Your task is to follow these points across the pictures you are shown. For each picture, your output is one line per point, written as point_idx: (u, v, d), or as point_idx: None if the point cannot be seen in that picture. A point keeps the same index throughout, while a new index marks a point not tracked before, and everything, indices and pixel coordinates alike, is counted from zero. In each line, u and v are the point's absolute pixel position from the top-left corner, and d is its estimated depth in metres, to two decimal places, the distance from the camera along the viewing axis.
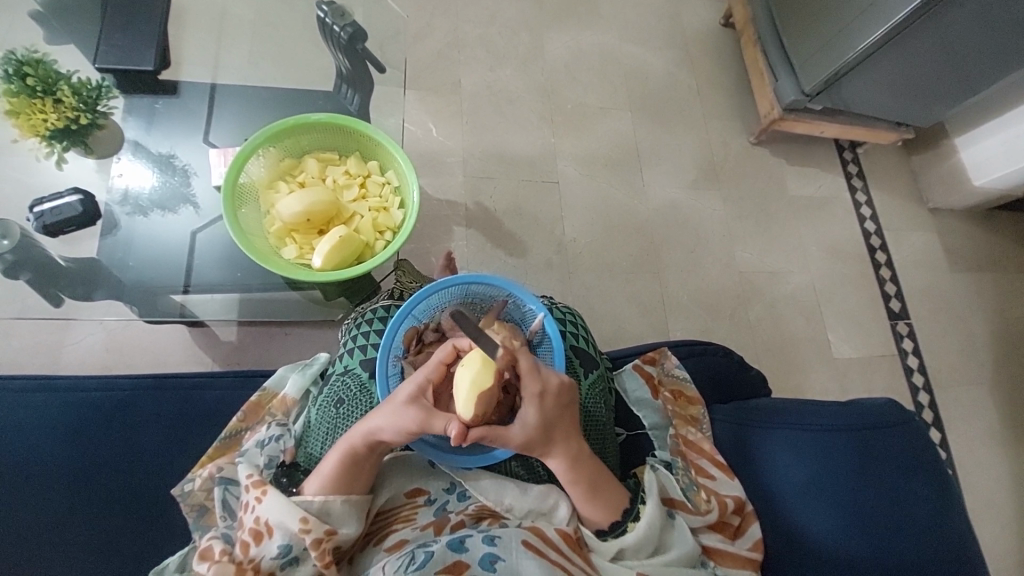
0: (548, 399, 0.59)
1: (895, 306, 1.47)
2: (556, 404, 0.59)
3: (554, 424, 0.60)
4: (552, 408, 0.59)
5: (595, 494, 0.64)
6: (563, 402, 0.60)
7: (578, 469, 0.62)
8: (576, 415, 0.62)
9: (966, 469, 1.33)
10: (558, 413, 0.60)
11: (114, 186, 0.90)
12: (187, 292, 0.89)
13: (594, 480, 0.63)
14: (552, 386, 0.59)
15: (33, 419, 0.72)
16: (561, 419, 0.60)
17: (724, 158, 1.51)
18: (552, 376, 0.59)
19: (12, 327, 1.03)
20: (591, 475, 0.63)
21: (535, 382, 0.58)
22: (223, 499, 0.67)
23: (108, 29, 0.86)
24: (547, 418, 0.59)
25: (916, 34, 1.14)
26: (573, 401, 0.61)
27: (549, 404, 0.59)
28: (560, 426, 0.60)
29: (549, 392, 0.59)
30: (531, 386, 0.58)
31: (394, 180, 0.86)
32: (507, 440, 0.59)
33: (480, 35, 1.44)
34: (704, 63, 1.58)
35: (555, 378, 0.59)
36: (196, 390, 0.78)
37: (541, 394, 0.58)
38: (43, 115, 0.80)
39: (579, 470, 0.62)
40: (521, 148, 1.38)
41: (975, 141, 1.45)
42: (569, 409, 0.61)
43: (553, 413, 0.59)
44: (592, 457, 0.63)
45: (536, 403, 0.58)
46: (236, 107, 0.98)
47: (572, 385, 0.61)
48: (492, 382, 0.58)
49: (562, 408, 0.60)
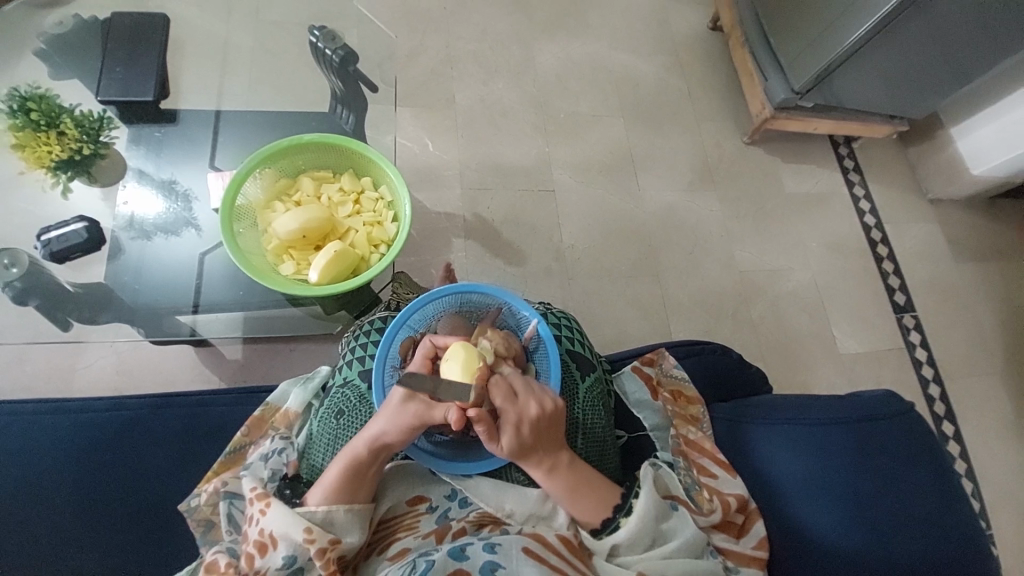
0: (524, 427, 0.61)
1: (900, 298, 1.46)
2: (533, 431, 0.61)
3: (531, 447, 0.62)
4: (529, 433, 0.61)
5: (577, 495, 0.64)
6: (542, 428, 0.62)
7: (556, 477, 0.64)
8: (558, 436, 0.64)
9: (982, 461, 1.31)
10: (536, 438, 0.62)
11: (120, 213, 0.93)
12: (197, 312, 0.92)
13: (573, 488, 0.64)
14: (529, 415, 0.61)
15: (46, 441, 0.74)
16: (539, 441, 0.62)
17: (719, 159, 1.52)
18: (532, 404, 0.61)
19: (25, 352, 1.06)
20: (569, 483, 0.64)
21: (511, 409, 0.61)
22: (228, 513, 0.68)
23: (110, 64, 0.89)
24: (523, 443, 0.61)
25: (903, 26, 1.16)
26: (555, 428, 0.63)
27: (525, 431, 0.61)
28: (537, 449, 0.62)
29: (526, 421, 0.61)
30: (507, 413, 0.60)
31: (387, 195, 0.88)
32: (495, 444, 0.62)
33: (473, 51, 1.48)
34: (694, 67, 1.60)
35: (534, 408, 0.61)
36: (200, 407, 0.80)
37: (517, 420, 0.61)
38: (48, 148, 0.83)
39: (555, 482, 0.64)
40: (517, 159, 1.40)
41: (970, 130, 1.46)
42: (549, 432, 0.63)
43: (531, 437, 0.61)
44: (572, 467, 0.64)
45: (513, 429, 0.60)
46: (235, 132, 1.01)
47: (554, 411, 0.62)
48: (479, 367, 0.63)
49: (540, 433, 0.62)
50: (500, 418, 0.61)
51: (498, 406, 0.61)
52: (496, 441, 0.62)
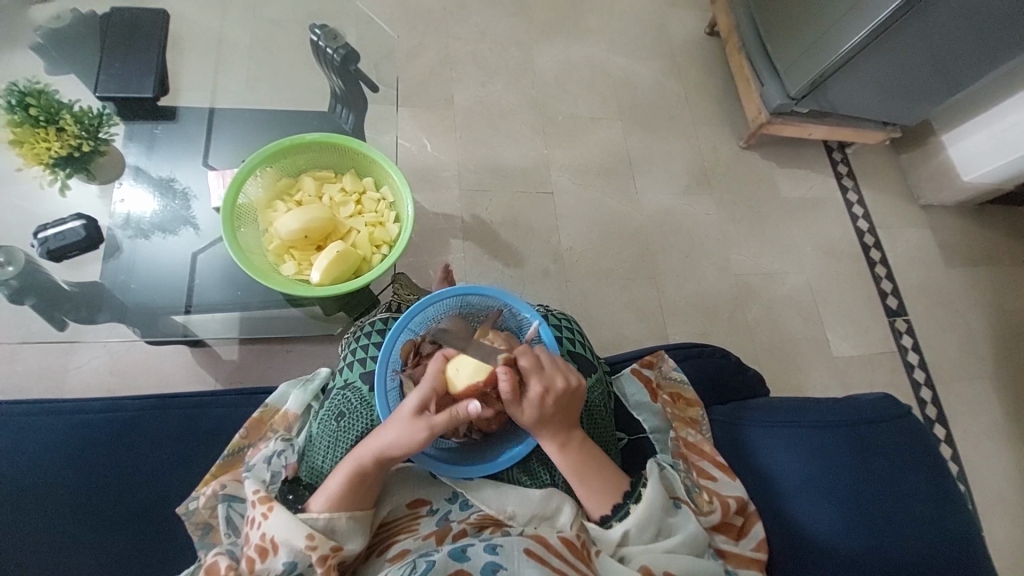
0: (549, 397, 0.63)
1: (893, 303, 1.48)
2: (555, 403, 0.64)
3: (550, 419, 0.64)
4: (550, 406, 0.64)
5: (584, 478, 0.66)
6: (563, 402, 0.64)
7: (567, 455, 0.66)
8: (574, 413, 0.66)
9: (972, 463, 1.33)
10: (556, 412, 0.64)
11: (116, 211, 0.91)
12: (189, 313, 0.91)
13: (583, 469, 0.66)
14: (557, 387, 0.64)
15: (40, 440, 0.73)
16: (557, 416, 0.65)
17: (716, 162, 1.53)
18: (558, 377, 0.64)
19: (14, 352, 1.04)
20: (579, 464, 0.66)
21: (540, 380, 0.63)
22: (227, 516, 0.67)
23: (108, 61, 0.88)
24: (543, 413, 0.64)
25: (899, 35, 1.17)
26: (572, 404, 0.66)
27: (549, 402, 0.63)
28: (555, 422, 0.65)
29: (553, 392, 0.64)
30: (535, 383, 0.63)
31: (390, 195, 0.88)
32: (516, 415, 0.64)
33: (472, 52, 1.48)
34: (691, 71, 1.62)
35: (562, 381, 0.64)
36: (199, 408, 0.79)
37: (544, 391, 0.63)
38: (46, 144, 0.81)
39: (566, 459, 0.66)
40: (515, 160, 1.40)
41: (961, 137, 1.48)
42: (567, 408, 0.65)
43: (550, 410, 0.64)
44: (583, 447, 0.67)
45: (538, 398, 0.63)
46: (234, 131, 1.01)
47: (576, 389, 0.65)
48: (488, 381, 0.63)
49: (560, 408, 0.64)
50: (525, 390, 0.63)
51: (525, 375, 0.63)
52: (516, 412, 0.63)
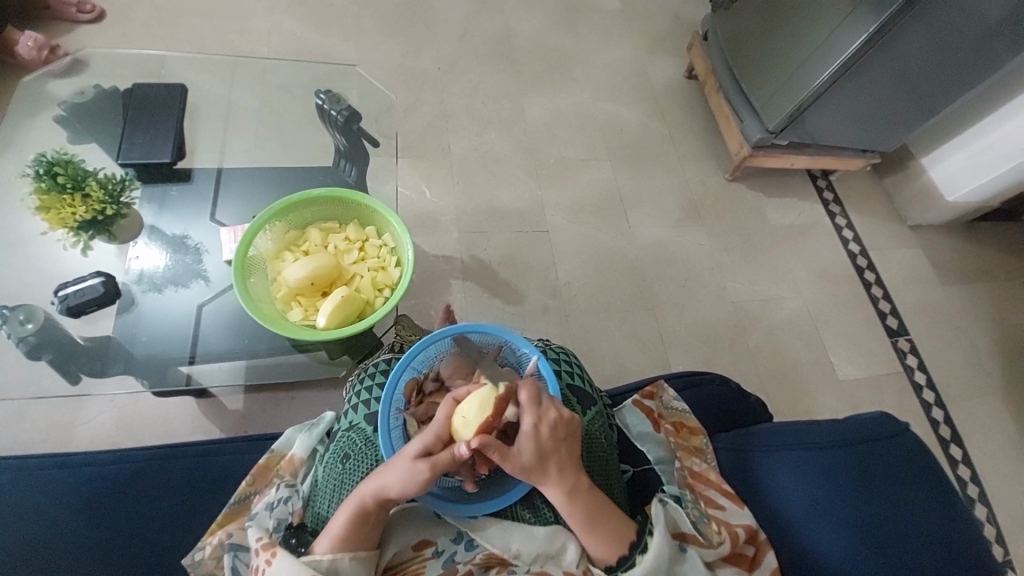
0: (543, 430, 0.62)
1: (893, 322, 1.49)
2: (552, 436, 0.63)
3: (548, 457, 0.62)
4: (548, 438, 0.62)
5: (594, 527, 0.64)
6: (560, 436, 0.63)
7: (575, 501, 0.63)
8: (574, 451, 0.65)
9: (994, 484, 1.29)
10: (553, 447, 0.63)
11: (131, 268, 0.96)
12: (193, 362, 0.93)
13: (591, 514, 0.64)
14: (549, 418, 0.63)
15: (49, 495, 0.73)
16: (558, 451, 0.63)
17: (704, 195, 1.59)
18: (551, 409, 0.64)
19: (26, 408, 1.06)
20: (588, 507, 0.64)
21: (533, 413, 0.63)
22: (233, 566, 0.67)
23: (131, 131, 0.96)
24: (541, 449, 0.62)
25: (867, 67, 1.25)
26: (569, 439, 0.64)
27: (544, 435, 0.62)
28: (554, 460, 0.63)
29: (545, 424, 0.62)
30: (528, 416, 0.62)
31: (391, 242, 0.93)
32: (507, 459, 0.61)
33: (466, 105, 1.58)
34: (674, 112, 1.71)
35: (554, 411, 0.63)
36: (207, 456, 0.80)
37: (537, 424, 0.62)
38: (72, 210, 0.84)
39: (573, 504, 0.63)
40: (510, 202, 1.47)
41: (939, 161, 1.55)
42: (567, 443, 0.64)
43: (549, 444, 0.62)
44: (589, 492, 0.64)
45: (532, 433, 0.62)
46: (242, 188, 1.07)
47: (570, 419, 0.64)
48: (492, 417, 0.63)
49: (559, 441, 0.63)
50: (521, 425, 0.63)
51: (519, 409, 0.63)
52: (512, 454, 0.62)
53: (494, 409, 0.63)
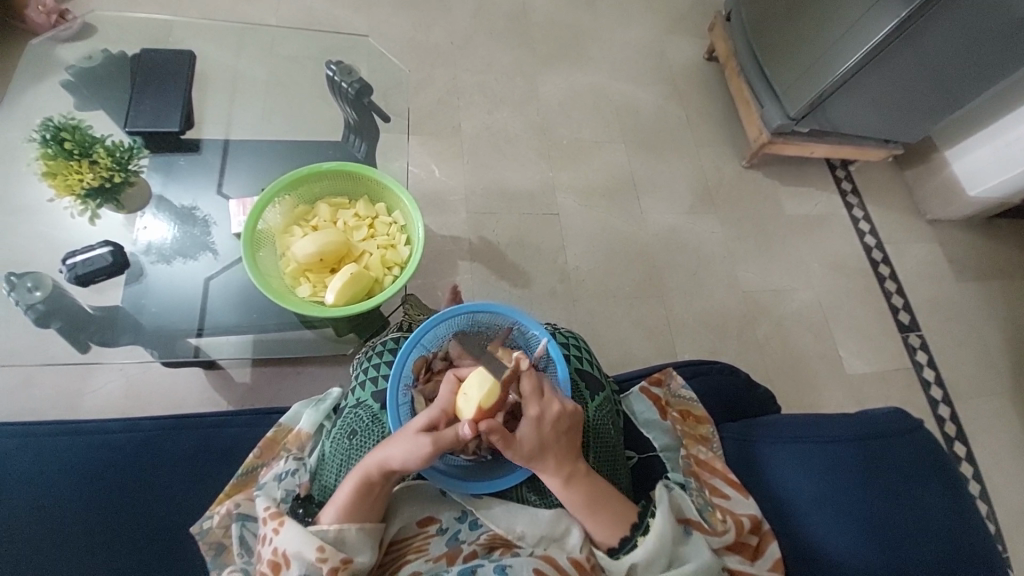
0: (546, 423, 0.62)
1: (905, 318, 1.46)
2: (554, 429, 0.62)
3: (547, 447, 0.62)
4: (550, 430, 0.62)
5: (595, 512, 0.64)
6: (563, 427, 0.63)
7: (574, 488, 0.64)
8: (575, 442, 0.64)
9: (996, 483, 1.29)
10: (554, 438, 0.62)
11: (138, 239, 0.95)
12: (201, 335, 0.93)
13: (591, 500, 0.64)
14: (552, 412, 0.62)
15: (61, 461, 0.74)
16: (558, 443, 0.62)
17: (719, 182, 1.56)
18: (553, 403, 0.62)
19: (36, 374, 1.07)
20: (587, 494, 0.64)
21: (536, 404, 0.62)
22: (241, 536, 0.68)
23: (139, 97, 0.95)
24: (541, 440, 0.62)
25: (894, 57, 1.20)
26: (570, 432, 0.64)
27: (546, 427, 0.62)
28: (552, 450, 0.62)
29: (547, 418, 0.62)
30: (530, 408, 0.61)
31: (401, 220, 0.91)
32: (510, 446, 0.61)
33: (478, 82, 1.54)
34: (691, 95, 1.66)
35: (556, 406, 0.62)
36: (215, 428, 0.81)
37: (539, 417, 0.61)
38: (79, 176, 0.83)
39: (572, 492, 0.64)
40: (520, 183, 1.44)
41: (964, 154, 1.50)
42: (569, 434, 0.63)
43: (550, 435, 0.62)
44: (588, 481, 0.64)
45: (534, 424, 0.61)
46: (250, 161, 1.06)
47: (574, 412, 0.64)
48: (492, 403, 0.61)
49: (560, 433, 0.62)
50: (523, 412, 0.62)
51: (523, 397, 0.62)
52: (513, 442, 0.61)
53: (496, 395, 0.62)
